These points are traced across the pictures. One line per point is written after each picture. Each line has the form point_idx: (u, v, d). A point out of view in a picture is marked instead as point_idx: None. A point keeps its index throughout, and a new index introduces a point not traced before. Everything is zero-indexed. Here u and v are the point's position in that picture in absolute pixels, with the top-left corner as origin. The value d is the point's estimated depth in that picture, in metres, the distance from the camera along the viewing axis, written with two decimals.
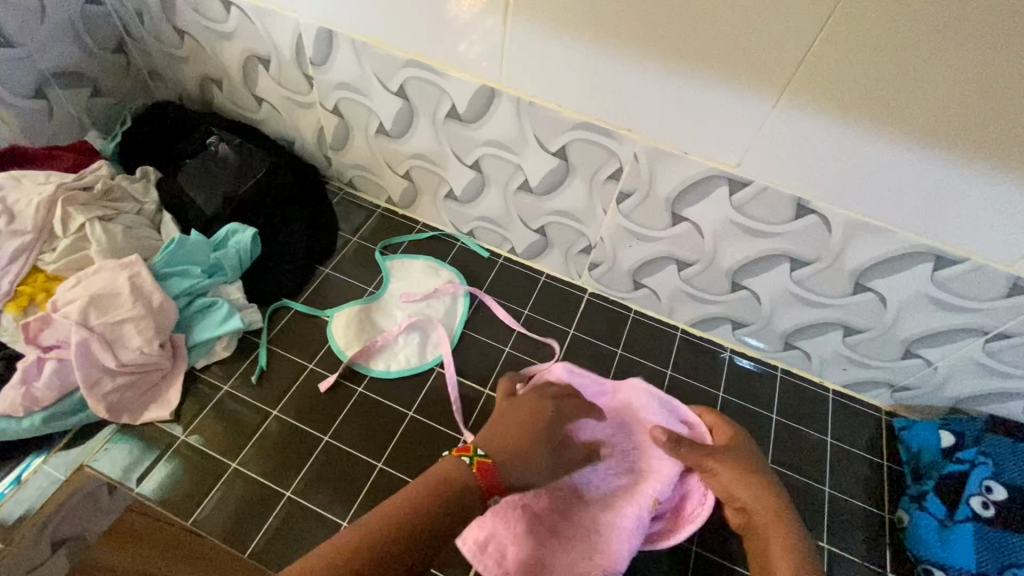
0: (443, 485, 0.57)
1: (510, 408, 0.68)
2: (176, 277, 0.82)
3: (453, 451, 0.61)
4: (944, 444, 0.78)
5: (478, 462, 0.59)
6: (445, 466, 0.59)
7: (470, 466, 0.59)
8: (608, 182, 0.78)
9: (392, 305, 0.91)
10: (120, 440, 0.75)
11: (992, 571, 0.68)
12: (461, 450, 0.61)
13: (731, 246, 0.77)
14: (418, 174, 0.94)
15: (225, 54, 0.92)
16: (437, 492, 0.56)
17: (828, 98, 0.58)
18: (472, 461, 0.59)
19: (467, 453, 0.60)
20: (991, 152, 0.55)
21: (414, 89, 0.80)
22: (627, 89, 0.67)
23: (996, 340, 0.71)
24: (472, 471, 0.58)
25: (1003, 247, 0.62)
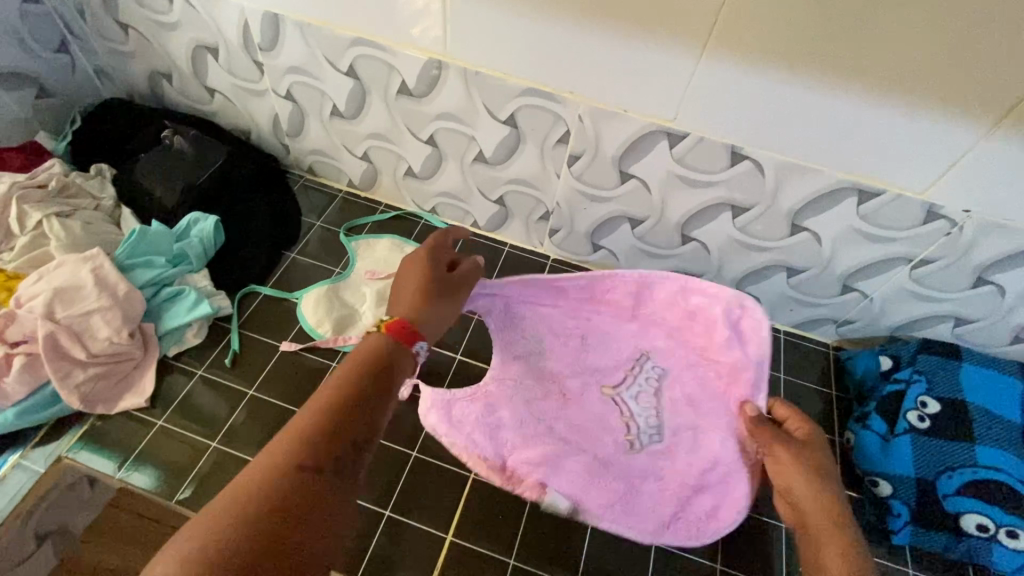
0: (367, 364, 0.59)
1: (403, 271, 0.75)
2: (139, 268, 0.83)
3: (374, 329, 0.64)
4: (883, 368, 0.84)
5: (389, 322, 0.65)
6: (369, 344, 0.63)
7: (386, 334, 0.64)
8: (558, 146, 0.82)
9: (359, 283, 0.93)
10: (98, 430, 0.75)
11: (928, 476, 0.74)
12: (376, 327, 0.65)
13: (677, 199, 0.81)
14: (376, 155, 0.96)
15: (172, 46, 0.93)
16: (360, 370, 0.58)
17: (744, 47, 0.63)
18: (382, 326, 0.65)
19: (386, 331, 0.64)
20: (894, 86, 0.61)
21: (363, 67, 0.83)
22: (566, 51, 0.70)
23: (920, 267, 0.77)
24: (384, 333, 0.64)
25: (914, 176, 0.68)
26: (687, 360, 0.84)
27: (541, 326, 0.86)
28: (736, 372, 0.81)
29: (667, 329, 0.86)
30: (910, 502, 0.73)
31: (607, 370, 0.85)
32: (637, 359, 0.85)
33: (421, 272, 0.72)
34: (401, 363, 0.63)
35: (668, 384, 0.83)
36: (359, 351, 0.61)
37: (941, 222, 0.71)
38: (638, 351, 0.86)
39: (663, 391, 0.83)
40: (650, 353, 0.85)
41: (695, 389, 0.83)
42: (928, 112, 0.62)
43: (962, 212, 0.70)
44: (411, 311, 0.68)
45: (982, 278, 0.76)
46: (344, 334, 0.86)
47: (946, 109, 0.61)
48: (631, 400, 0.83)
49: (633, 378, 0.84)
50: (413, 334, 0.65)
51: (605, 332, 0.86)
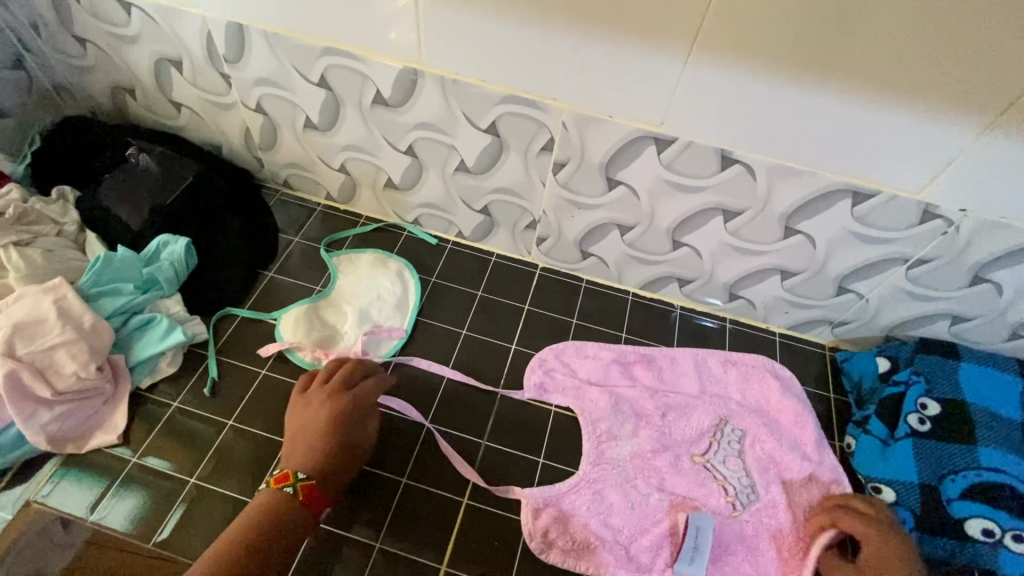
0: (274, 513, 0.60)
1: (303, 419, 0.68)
2: (106, 296, 0.79)
3: (272, 484, 0.62)
4: (881, 369, 0.83)
5: (302, 487, 0.62)
6: (269, 498, 0.61)
7: (295, 494, 0.61)
8: (542, 154, 0.79)
9: (341, 301, 0.89)
10: (68, 471, 0.72)
11: (931, 480, 0.73)
12: (281, 480, 0.62)
13: (667, 205, 0.79)
14: (354, 166, 0.92)
15: (133, 60, 0.88)
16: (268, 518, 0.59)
17: (731, 49, 0.60)
18: (295, 489, 0.61)
19: (290, 483, 0.62)
20: (888, 84, 0.59)
21: (335, 78, 0.79)
22: (546, 55, 0.67)
23: (916, 267, 0.76)
24: (298, 496, 0.61)
25: (909, 176, 0.66)
26: (758, 414, 0.83)
27: (597, 405, 0.82)
28: (804, 418, 0.82)
29: (728, 386, 0.86)
30: (914, 508, 0.71)
31: (690, 442, 0.80)
32: (710, 421, 0.82)
33: (331, 411, 0.68)
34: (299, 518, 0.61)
35: (749, 439, 0.80)
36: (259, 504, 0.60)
37: (937, 222, 0.69)
38: (710, 412, 0.83)
39: (749, 446, 0.80)
40: (727, 416, 0.82)
41: (786, 448, 0.79)
42: (924, 110, 0.60)
43: (958, 212, 0.68)
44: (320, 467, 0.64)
45: (980, 277, 0.74)
46: (329, 350, 0.84)
47: (942, 107, 0.59)
48: (723, 460, 0.78)
49: (719, 444, 0.80)
50: (324, 499, 0.63)
51: (675, 402, 0.83)
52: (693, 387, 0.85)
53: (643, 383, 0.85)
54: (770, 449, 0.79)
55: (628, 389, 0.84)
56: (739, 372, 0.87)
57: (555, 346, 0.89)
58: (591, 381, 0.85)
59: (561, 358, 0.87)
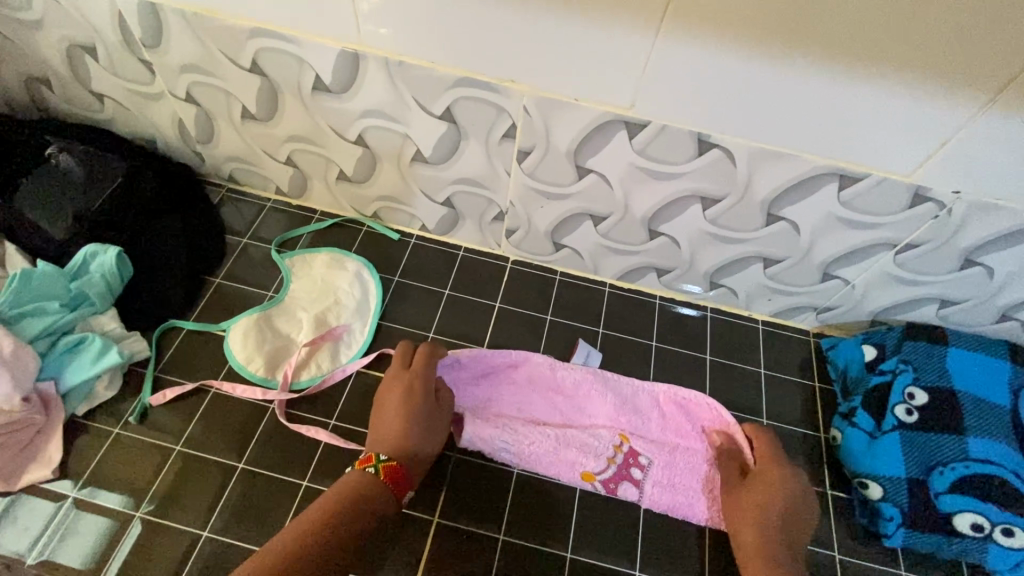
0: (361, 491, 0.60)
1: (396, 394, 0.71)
2: (29, 318, 0.72)
3: (359, 465, 0.63)
4: (867, 358, 0.80)
5: (385, 467, 0.63)
6: (353, 481, 0.61)
7: (376, 473, 0.62)
8: (504, 142, 0.72)
9: (294, 307, 0.83)
10: (3, 511, 0.66)
11: (919, 474, 0.71)
12: (365, 462, 0.63)
13: (641, 193, 0.73)
14: (301, 158, 0.84)
15: (41, 47, 0.78)
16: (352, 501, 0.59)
17: (705, 23, 0.54)
18: (378, 468, 0.63)
19: (371, 463, 0.63)
20: (880, 56, 0.52)
21: (270, 62, 0.70)
22: (500, 31, 0.60)
23: (905, 251, 0.71)
24: (378, 477, 0.62)
25: (900, 157, 0.61)
26: (671, 444, 0.76)
27: (490, 413, 0.77)
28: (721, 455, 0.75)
29: (648, 417, 0.78)
30: (902, 504, 0.70)
31: (581, 461, 0.74)
32: (617, 445, 0.75)
33: (413, 405, 0.69)
34: (384, 501, 0.61)
35: (655, 473, 0.73)
36: (354, 484, 0.61)
37: (929, 205, 0.65)
38: (618, 437, 0.76)
39: (652, 479, 0.73)
40: (630, 435, 0.76)
41: (687, 494, 0.72)
42: (918, 86, 0.54)
43: (951, 194, 0.63)
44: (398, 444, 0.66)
45: (970, 260, 0.70)
46: (276, 374, 0.77)
47: (938, 82, 0.53)
48: (605, 469, 0.73)
49: (618, 467, 0.74)
50: (404, 479, 0.64)
51: (574, 417, 0.78)
52: (607, 410, 0.78)
53: (538, 394, 0.79)
54: (674, 479, 0.73)
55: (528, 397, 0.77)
56: (660, 407, 0.79)
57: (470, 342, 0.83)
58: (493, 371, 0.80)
59: (466, 351, 0.81)
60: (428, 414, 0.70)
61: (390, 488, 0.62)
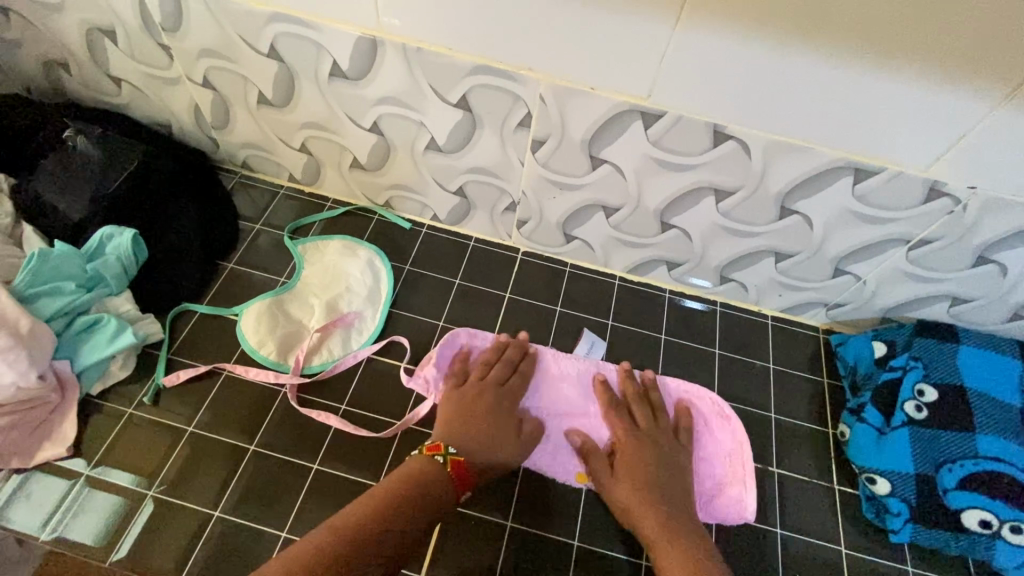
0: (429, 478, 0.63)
1: (475, 396, 0.73)
2: (46, 298, 0.72)
3: (425, 451, 0.65)
4: (877, 354, 0.80)
5: (452, 461, 0.65)
6: (420, 465, 0.64)
7: (444, 464, 0.64)
8: (519, 131, 0.72)
9: (307, 293, 0.83)
10: (17, 487, 0.67)
11: (928, 470, 0.71)
12: (433, 449, 0.66)
13: (654, 184, 0.73)
14: (316, 145, 0.85)
15: (61, 30, 0.79)
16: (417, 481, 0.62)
17: (725, 12, 0.54)
18: (446, 460, 0.65)
19: (439, 453, 0.65)
20: (900, 48, 0.52)
21: (287, 47, 0.71)
22: (518, 19, 0.60)
23: (918, 247, 0.71)
24: (446, 469, 0.64)
25: (916, 151, 0.60)
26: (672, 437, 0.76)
27: None
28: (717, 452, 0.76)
29: None
30: (909, 499, 0.70)
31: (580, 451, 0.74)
32: None
33: (486, 405, 0.72)
34: (445, 494, 0.63)
35: None
36: (416, 468, 0.63)
37: (944, 201, 0.64)
38: (616, 430, 0.76)
39: None
40: None
41: None
42: (937, 79, 0.54)
43: (967, 189, 0.63)
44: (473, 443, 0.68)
45: (984, 257, 0.70)
46: (288, 358, 0.78)
47: (958, 75, 0.53)
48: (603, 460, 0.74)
49: None
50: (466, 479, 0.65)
51: (575, 407, 0.78)
52: (605, 401, 0.79)
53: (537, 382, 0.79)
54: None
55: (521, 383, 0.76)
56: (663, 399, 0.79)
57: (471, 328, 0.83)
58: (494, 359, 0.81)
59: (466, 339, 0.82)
60: (500, 425, 0.71)
61: (453, 483, 0.64)
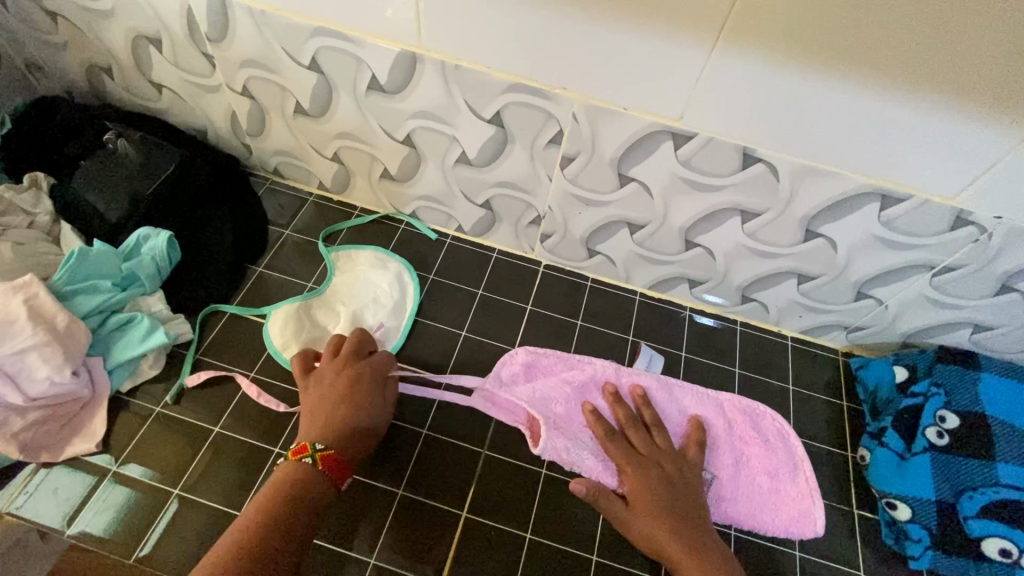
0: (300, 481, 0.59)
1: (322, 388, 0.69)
2: (82, 295, 0.75)
3: (290, 455, 0.61)
4: (898, 379, 0.80)
5: (322, 456, 0.61)
6: (287, 472, 0.60)
7: (315, 464, 0.61)
8: (550, 147, 0.73)
9: (334, 301, 0.85)
10: (44, 481, 0.68)
11: (949, 496, 0.71)
12: (299, 452, 0.61)
13: (681, 204, 0.74)
14: (347, 155, 0.87)
15: (108, 36, 0.82)
16: (294, 486, 0.59)
17: (759, 41, 0.56)
18: (313, 458, 0.61)
19: (308, 454, 0.61)
20: (932, 80, 0.54)
21: (327, 60, 0.73)
22: (557, 39, 0.62)
23: (942, 274, 0.72)
24: (317, 467, 0.61)
25: (943, 180, 0.62)
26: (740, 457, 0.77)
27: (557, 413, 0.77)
28: (779, 469, 0.77)
29: (715, 426, 0.79)
30: (930, 525, 0.70)
31: None
32: None
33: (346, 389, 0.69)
34: (321, 492, 0.60)
35: (724, 486, 0.74)
36: (290, 475, 0.60)
37: (969, 229, 0.65)
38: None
39: (722, 491, 0.73)
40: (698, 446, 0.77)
41: (758, 506, 0.73)
42: (967, 111, 0.55)
43: (993, 219, 0.64)
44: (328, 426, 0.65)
45: (1008, 286, 0.70)
46: None
47: (988, 108, 0.55)
48: None
49: None
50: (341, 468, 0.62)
51: None
52: (674, 415, 0.79)
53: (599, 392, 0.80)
54: (737, 491, 0.74)
55: (612, 401, 0.74)
56: (725, 415, 0.80)
57: (530, 346, 0.84)
58: (557, 375, 0.81)
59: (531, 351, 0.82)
60: (372, 402, 0.70)
61: (329, 478, 0.61)
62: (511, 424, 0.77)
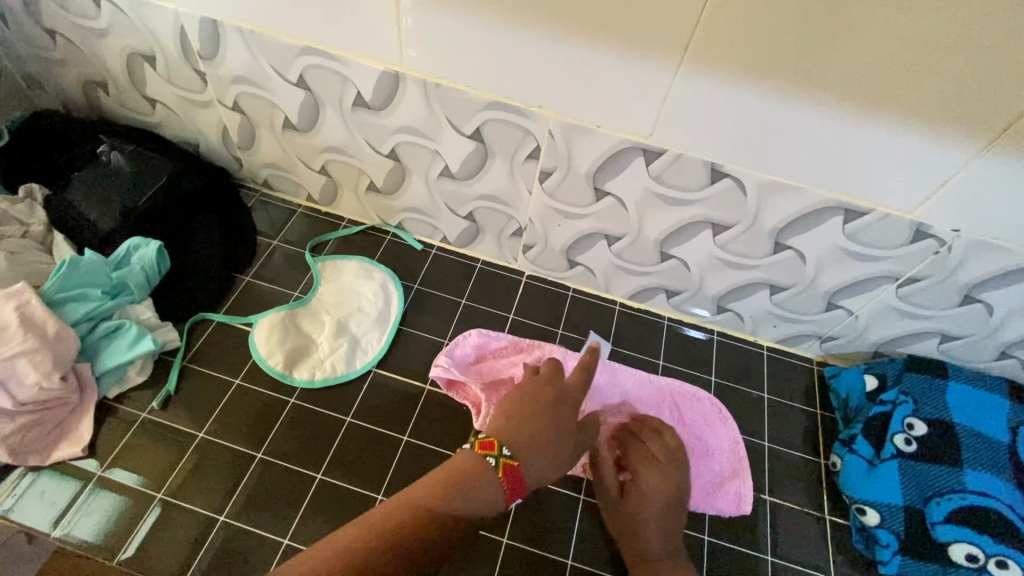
0: (467, 480, 0.57)
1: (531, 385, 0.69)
2: (73, 303, 0.77)
3: (477, 447, 0.60)
4: (869, 387, 0.82)
5: (504, 464, 0.59)
6: (472, 463, 0.59)
7: (496, 467, 0.59)
8: (528, 162, 0.76)
9: (320, 310, 0.87)
10: (31, 484, 0.70)
11: (916, 502, 0.73)
12: (486, 448, 0.60)
13: (655, 217, 0.77)
14: (335, 169, 0.89)
15: (104, 53, 0.85)
16: (454, 487, 0.57)
17: (721, 63, 0.59)
18: (497, 462, 0.59)
19: (494, 454, 0.59)
20: (884, 101, 0.57)
21: (315, 78, 0.76)
22: (532, 60, 0.65)
23: (907, 285, 0.74)
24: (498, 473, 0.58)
25: (901, 194, 0.64)
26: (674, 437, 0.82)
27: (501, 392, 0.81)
28: (714, 449, 0.81)
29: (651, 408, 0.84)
30: (898, 530, 0.72)
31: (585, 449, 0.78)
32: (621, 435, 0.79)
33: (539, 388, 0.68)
34: (494, 497, 0.58)
35: None
36: (463, 467, 0.59)
37: (929, 241, 0.68)
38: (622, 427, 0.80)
39: None
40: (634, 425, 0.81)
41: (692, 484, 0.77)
42: (918, 130, 0.58)
43: (951, 232, 0.66)
44: (526, 437, 0.62)
45: (970, 297, 0.73)
46: (294, 371, 0.80)
47: (937, 127, 0.57)
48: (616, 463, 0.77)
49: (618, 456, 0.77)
50: (522, 482, 0.60)
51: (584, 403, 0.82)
52: (615, 395, 0.84)
53: None
54: None
55: None
56: (665, 399, 0.85)
57: (483, 329, 0.88)
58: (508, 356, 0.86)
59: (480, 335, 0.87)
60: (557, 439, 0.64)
61: (504, 488, 0.58)
62: (458, 400, 0.81)
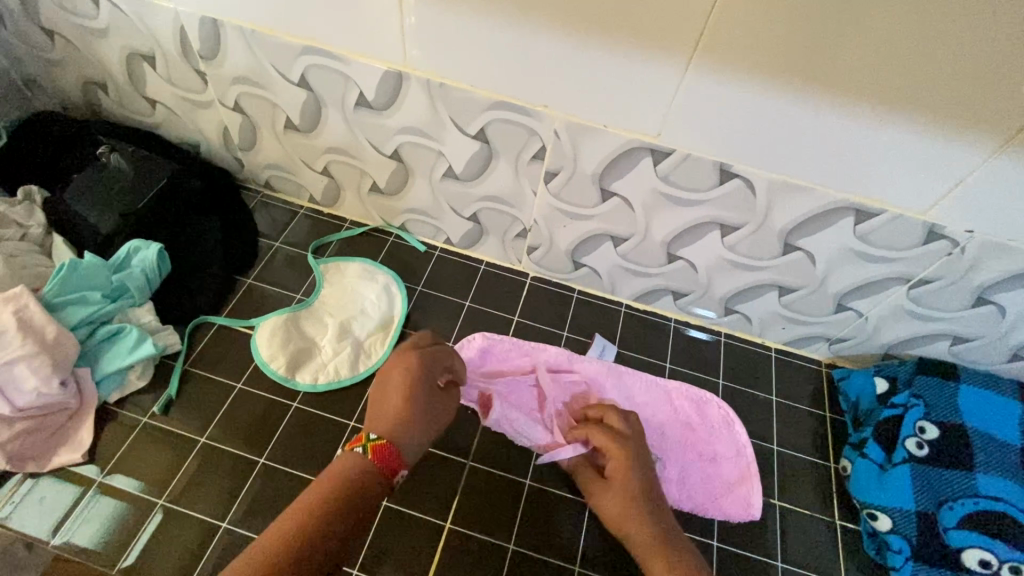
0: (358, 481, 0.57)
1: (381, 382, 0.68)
2: (72, 306, 0.76)
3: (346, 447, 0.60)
4: (879, 391, 0.81)
5: (373, 446, 0.60)
6: (342, 461, 0.59)
7: (365, 452, 0.59)
8: (533, 162, 0.75)
9: (322, 313, 0.86)
10: (30, 490, 0.69)
11: (928, 507, 0.71)
12: (354, 442, 0.61)
13: (662, 218, 0.76)
14: (337, 169, 0.88)
15: (103, 53, 0.84)
16: (340, 489, 0.56)
17: (731, 62, 0.58)
18: (366, 448, 0.60)
19: (359, 444, 0.60)
20: (897, 100, 0.56)
21: (317, 78, 0.75)
22: (538, 59, 0.64)
23: (919, 287, 0.73)
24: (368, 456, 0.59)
25: (914, 195, 0.63)
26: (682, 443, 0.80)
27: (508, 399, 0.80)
28: (721, 454, 0.80)
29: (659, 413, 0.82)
30: (910, 536, 0.70)
31: None
32: None
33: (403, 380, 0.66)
34: (371, 481, 0.58)
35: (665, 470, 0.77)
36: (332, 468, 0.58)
37: (942, 242, 0.67)
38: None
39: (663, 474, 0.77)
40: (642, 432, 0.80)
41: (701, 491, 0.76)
42: (933, 129, 0.57)
43: (965, 233, 0.65)
44: (399, 423, 0.63)
45: (983, 298, 0.72)
46: (296, 375, 0.79)
47: (953, 126, 0.56)
48: None
49: None
50: (397, 458, 0.61)
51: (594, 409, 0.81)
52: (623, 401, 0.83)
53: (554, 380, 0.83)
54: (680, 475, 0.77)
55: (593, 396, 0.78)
56: (672, 403, 0.84)
57: (491, 334, 0.87)
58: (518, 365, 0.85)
59: (487, 340, 0.86)
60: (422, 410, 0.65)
61: (380, 469, 0.59)
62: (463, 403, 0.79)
